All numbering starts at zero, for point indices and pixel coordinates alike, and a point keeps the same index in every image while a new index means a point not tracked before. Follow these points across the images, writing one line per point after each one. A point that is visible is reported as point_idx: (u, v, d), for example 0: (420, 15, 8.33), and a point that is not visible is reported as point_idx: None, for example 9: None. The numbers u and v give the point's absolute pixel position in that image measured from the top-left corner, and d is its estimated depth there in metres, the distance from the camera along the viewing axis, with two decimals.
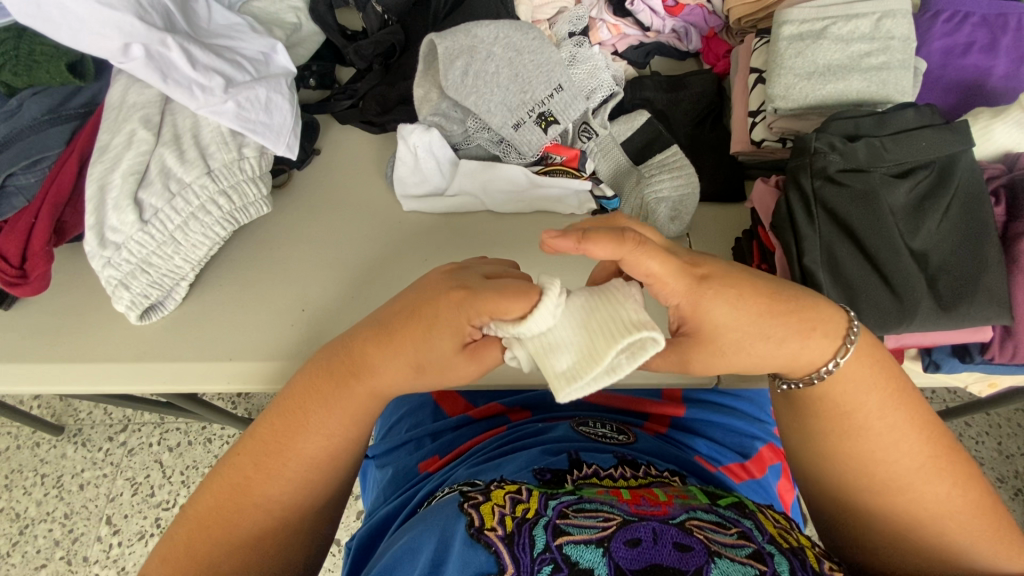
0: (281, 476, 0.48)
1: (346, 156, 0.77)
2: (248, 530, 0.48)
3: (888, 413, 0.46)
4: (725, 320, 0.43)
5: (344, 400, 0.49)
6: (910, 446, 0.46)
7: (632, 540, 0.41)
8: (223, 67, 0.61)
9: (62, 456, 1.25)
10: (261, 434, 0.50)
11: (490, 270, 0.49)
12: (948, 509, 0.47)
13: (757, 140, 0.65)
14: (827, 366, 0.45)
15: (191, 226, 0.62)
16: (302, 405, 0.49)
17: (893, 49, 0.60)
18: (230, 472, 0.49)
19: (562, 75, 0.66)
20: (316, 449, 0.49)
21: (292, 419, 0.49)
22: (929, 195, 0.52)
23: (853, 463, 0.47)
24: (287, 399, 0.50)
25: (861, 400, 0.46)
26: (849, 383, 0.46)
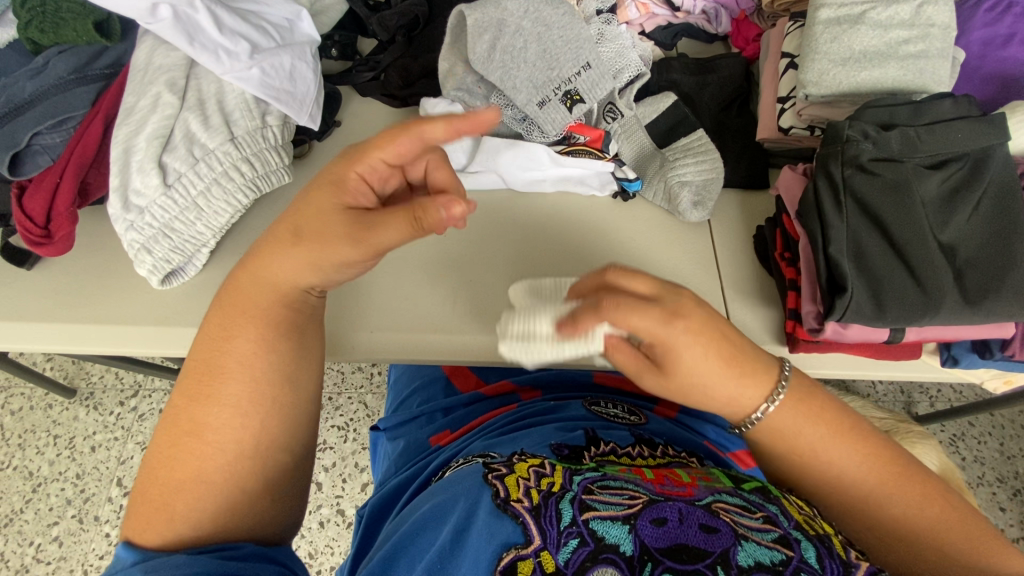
0: (216, 399, 0.48)
1: (367, 129, 0.77)
2: (197, 463, 0.47)
3: (836, 445, 0.48)
4: (693, 360, 0.45)
5: (253, 315, 0.50)
6: (868, 473, 0.47)
7: (658, 519, 0.41)
8: (249, 32, 0.61)
9: (74, 418, 1.27)
10: (187, 371, 0.50)
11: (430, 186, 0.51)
12: (915, 524, 0.46)
13: (784, 127, 0.65)
14: (755, 415, 0.48)
15: (214, 192, 0.61)
16: (221, 330, 0.50)
17: (932, 36, 0.58)
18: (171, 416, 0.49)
19: (590, 52, 0.65)
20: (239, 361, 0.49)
21: (212, 346, 0.50)
22: (961, 187, 0.51)
23: (815, 488, 0.49)
24: (202, 333, 0.51)
25: (804, 433, 0.48)
26: (787, 421, 0.48)
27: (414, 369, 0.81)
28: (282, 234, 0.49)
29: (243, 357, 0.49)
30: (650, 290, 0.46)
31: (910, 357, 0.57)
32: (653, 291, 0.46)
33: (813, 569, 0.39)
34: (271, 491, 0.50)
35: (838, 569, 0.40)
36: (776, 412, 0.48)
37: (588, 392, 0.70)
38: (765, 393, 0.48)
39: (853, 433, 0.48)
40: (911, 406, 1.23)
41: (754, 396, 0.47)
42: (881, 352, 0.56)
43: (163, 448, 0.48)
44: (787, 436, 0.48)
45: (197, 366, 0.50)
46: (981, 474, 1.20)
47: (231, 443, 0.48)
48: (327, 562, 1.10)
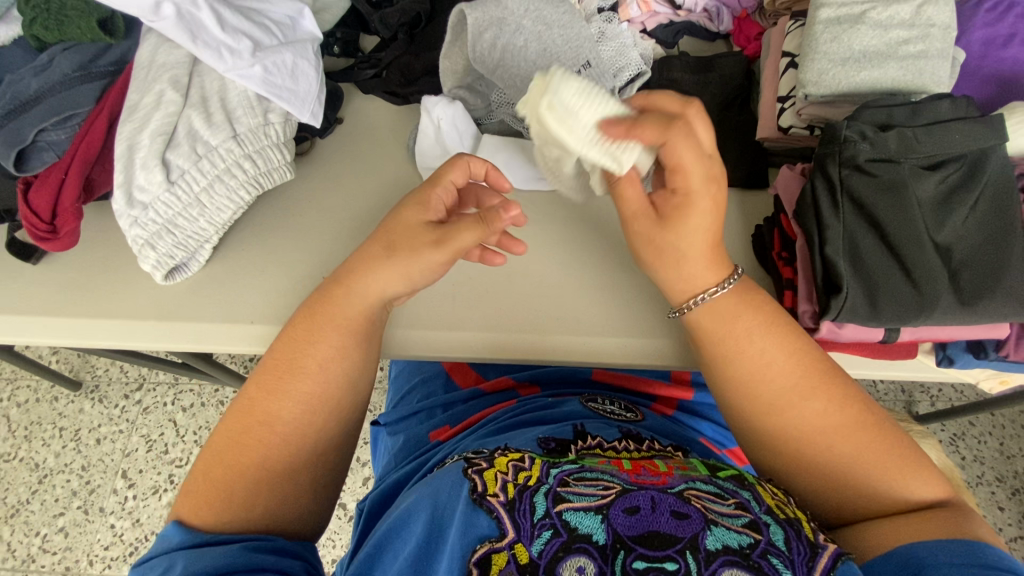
0: (288, 394, 0.52)
1: (367, 126, 0.77)
2: (261, 455, 0.50)
3: (765, 340, 0.51)
4: (692, 232, 0.51)
5: (341, 322, 0.54)
6: (791, 370, 0.50)
7: (630, 508, 0.42)
8: (251, 30, 0.61)
9: (80, 411, 1.29)
10: (267, 363, 0.53)
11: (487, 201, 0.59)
12: (822, 427, 0.49)
13: (784, 127, 0.65)
14: (699, 297, 0.52)
15: (217, 189, 0.62)
16: (302, 332, 0.54)
17: (932, 37, 0.58)
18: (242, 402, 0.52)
19: (591, 50, 0.65)
20: (320, 364, 0.53)
21: (294, 345, 0.54)
22: (957, 189, 0.51)
23: (740, 388, 0.51)
24: (285, 333, 0.55)
25: (739, 324, 0.51)
26: (725, 307, 0.52)
27: (415, 365, 0.82)
28: (376, 247, 0.55)
29: (325, 360, 0.53)
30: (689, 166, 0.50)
31: (905, 357, 0.57)
32: (692, 165, 0.50)
33: (779, 552, 0.40)
34: (311, 483, 0.53)
35: (804, 551, 0.41)
36: (722, 296, 0.52)
37: (586, 390, 0.70)
38: (722, 274, 0.52)
39: (785, 333, 0.51)
40: (911, 405, 1.23)
41: (707, 276, 0.52)
42: (877, 351, 0.57)
43: (226, 434, 0.51)
44: (718, 327, 0.52)
45: (278, 357, 0.53)
46: (980, 474, 1.20)
47: (297, 440, 0.52)
48: (330, 554, 1.11)
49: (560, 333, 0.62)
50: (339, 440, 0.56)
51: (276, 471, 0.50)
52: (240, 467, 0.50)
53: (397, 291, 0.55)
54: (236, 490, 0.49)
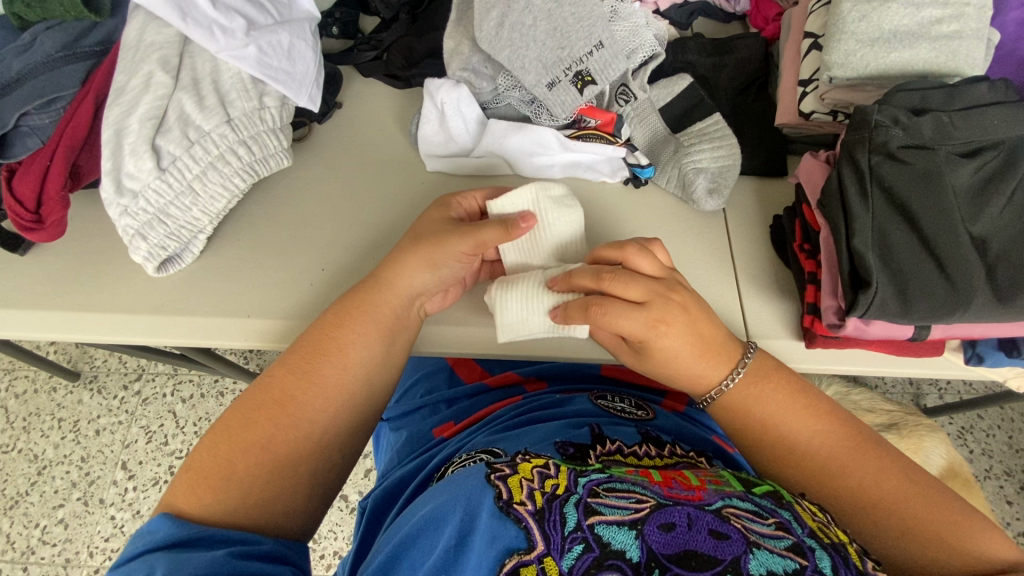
0: (315, 384, 0.52)
1: (368, 111, 0.74)
2: (280, 440, 0.50)
3: (791, 417, 0.53)
4: (671, 347, 0.53)
5: (375, 317, 0.55)
6: (821, 443, 0.52)
7: (666, 524, 0.40)
8: (244, 7, 0.58)
9: (78, 402, 1.27)
10: (302, 350, 0.54)
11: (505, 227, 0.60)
12: (873, 493, 0.49)
13: (805, 112, 0.61)
14: (723, 384, 0.54)
15: (210, 176, 0.59)
16: (340, 325, 0.55)
17: (967, 16, 0.55)
18: (272, 382, 0.52)
19: (604, 29, 0.61)
20: (353, 360, 0.54)
21: (329, 337, 0.54)
22: (995, 177, 0.48)
23: (781, 463, 0.53)
24: (321, 324, 0.55)
25: (766, 406, 0.53)
26: (747, 391, 0.54)
27: (418, 359, 0.80)
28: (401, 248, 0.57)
29: (356, 364, 0.54)
30: (640, 296, 0.52)
31: (932, 354, 0.55)
32: (643, 297, 0.52)
33: None
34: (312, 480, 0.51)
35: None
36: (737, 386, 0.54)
37: (596, 385, 0.68)
38: (726, 368, 0.54)
39: (810, 408, 0.53)
40: (920, 398, 1.21)
41: (718, 371, 0.54)
42: (903, 348, 0.54)
43: (247, 411, 0.51)
44: (747, 408, 0.54)
45: (309, 347, 0.54)
46: (988, 467, 1.19)
47: (323, 433, 0.52)
48: (331, 547, 1.10)
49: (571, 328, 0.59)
50: (350, 428, 0.54)
51: (291, 458, 0.50)
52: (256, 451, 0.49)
53: (427, 284, 0.56)
54: (255, 470, 0.48)
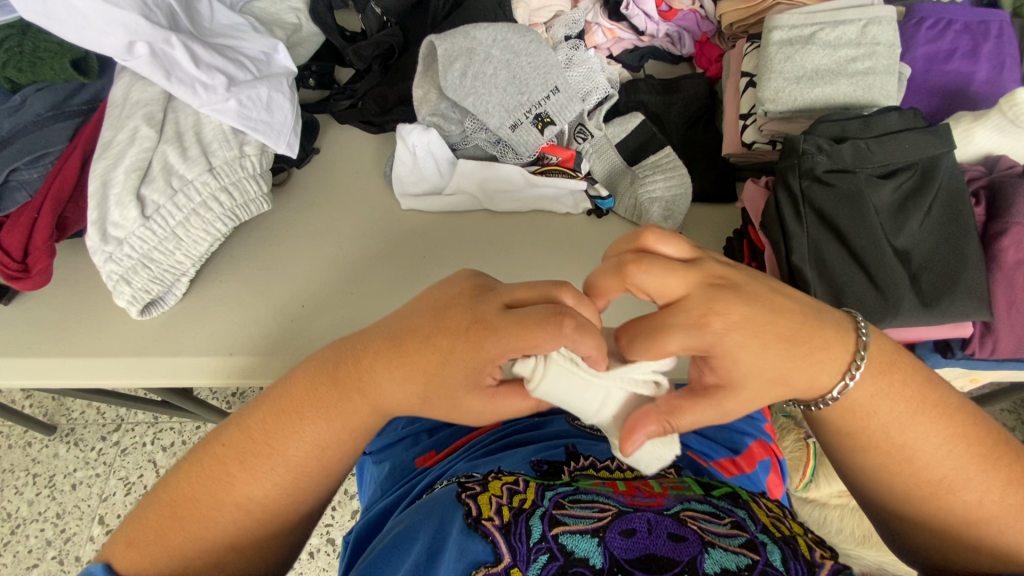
0: (258, 472, 0.42)
1: (344, 156, 0.78)
2: (215, 532, 0.42)
3: (917, 429, 0.40)
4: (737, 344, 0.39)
5: (346, 410, 0.43)
6: (949, 457, 0.40)
7: (627, 530, 0.42)
8: (224, 65, 0.62)
9: (55, 456, 1.25)
10: (247, 433, 0.43)
11: (516, 292, 0.43)
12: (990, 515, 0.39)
13: (747, 142, 0.67)
14: (833, 391, 0.41)
15: (193, 222, 0.63)
16: (296, 403, 0.43)
17: (878, 54, 0.61)
18: (212, 457, 0.43)
19: (559, 76, 0.69)
20: (301, 454, 0.43)
21: (281, 420, 0.43)
22: (912, 195, 0.54)
23: (893, 486, 0.42)
24: (276, 399, 0.44)
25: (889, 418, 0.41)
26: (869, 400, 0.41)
27: None
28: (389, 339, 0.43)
29: (318, 448, 0.43)
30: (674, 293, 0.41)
31: None
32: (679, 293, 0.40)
33: (778, 572, 0.40)
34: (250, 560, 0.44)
35: (804, 570, 0.41)
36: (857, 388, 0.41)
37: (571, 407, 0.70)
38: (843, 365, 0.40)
39: (942, 413, 0.41)
40: None
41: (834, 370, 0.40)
42: None
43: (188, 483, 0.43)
44: (865, 414, 0.41)
45: (254, 426, 0.43)
46: None
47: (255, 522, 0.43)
48: None
49: None
50: None
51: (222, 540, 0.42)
52: (179, 543, 0.41)
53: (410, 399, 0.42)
54: (186, 550, 0.41)
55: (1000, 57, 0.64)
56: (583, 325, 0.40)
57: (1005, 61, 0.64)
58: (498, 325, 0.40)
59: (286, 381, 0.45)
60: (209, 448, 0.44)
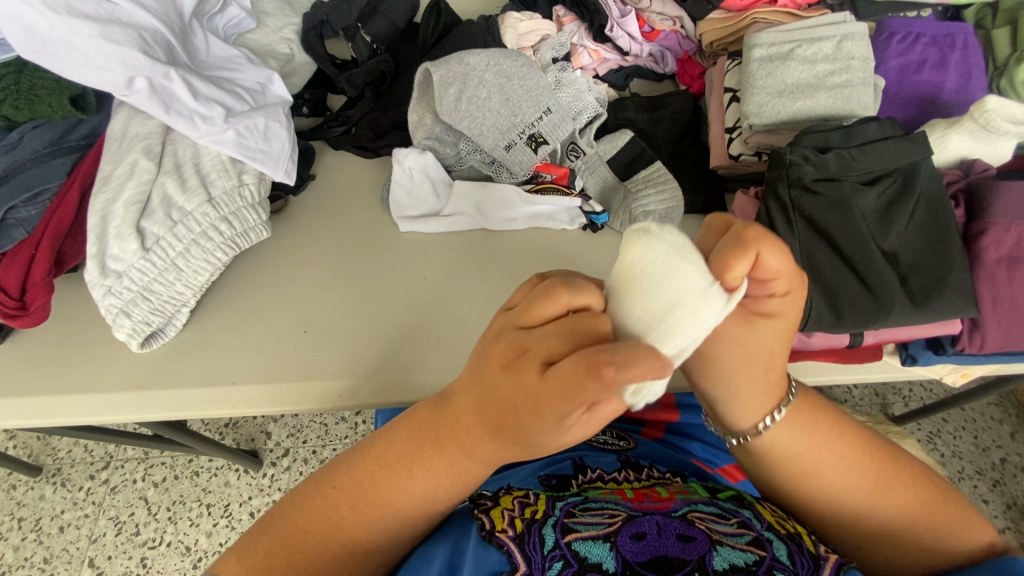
0: (366, 519, 0.44)
1: (340, 181, 0.79)
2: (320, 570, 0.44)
3: (833, 445, 0.44)
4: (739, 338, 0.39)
5: (444, 468, 0.43)
6: (854, 468, 0.44)
7: (637, 534, 0.44)
8: (222, 97, 0.63)
9: (40, 498, 1.21)
10: (354, 484, 0.45)
11: (546, 343, 0.35)
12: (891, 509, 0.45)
13: (735, 154, 0.69)
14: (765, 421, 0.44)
15: (193, 252, 0.63)
16: (403, 458, 0.44)
17: (854, 67, 0.64)
18: (321, 503, 0.45)
19: (550, 98, 0.71)
20: (409, 503, 0.44)
21: (389, 472, 0.44)
22: (895, 201, 0.56)
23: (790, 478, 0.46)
24: (384, 451, 0.45)
25: (810, 440, 0.44)
26: (795, 429, 0.44)
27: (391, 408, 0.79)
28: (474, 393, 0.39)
29: (419, 501, 0.44)
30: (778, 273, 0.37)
31: (873, 359, 0.60)
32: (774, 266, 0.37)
33: (784, 567, 0.42)
34: None
35: (809, 564, 0.43)
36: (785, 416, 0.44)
37: None
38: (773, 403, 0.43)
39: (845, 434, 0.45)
40: (886, 407, 1.27)
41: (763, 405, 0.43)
42: (846, 356, 0.59)
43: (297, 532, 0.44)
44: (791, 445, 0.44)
45: (364, 479, 0.45)
46: (961, 469, 1.23)
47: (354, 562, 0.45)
48: None
49: None
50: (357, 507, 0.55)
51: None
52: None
53: (488, 451, 0.41)
54: None
55: (966, 67, 0.68)
56: (627, 361, 0.30)
57: (971, 70, 0.68)
58: (545, 396, 0.34)
59: (391, 434, 0.46)
60: (320, 489, 0.46)
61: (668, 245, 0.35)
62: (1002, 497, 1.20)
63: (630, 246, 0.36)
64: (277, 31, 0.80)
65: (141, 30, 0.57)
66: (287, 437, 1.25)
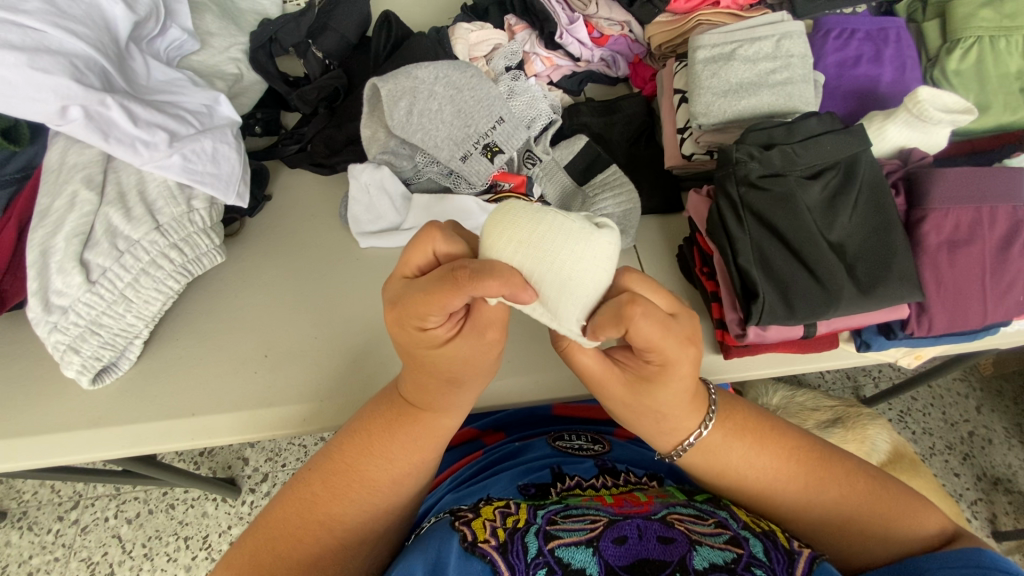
0: (348, 496, 0.48)
1: (297, 200, 0.78)
2: (307, 552, 0.46)
3: (754, 456, 0.50)
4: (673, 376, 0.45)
5: (413, 429, 0.49)
6: (779, 472, 0.50)
7: (618, 537, 0.44)
8: (165, 121, 0.61)
9: (5, 544, 1.15)
10: (330, 465, 0.49)
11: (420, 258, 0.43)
12: (830, 504, 0.50)
13: (687, 154, 0.71)
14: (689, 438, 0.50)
15: (143, 282, 0.61)
16: (372, 430, 0.50)
17: (793, 65, 0.66)
18: (300, 490, 0.49)
19: (502, 107, 0.71)
20: (383, 473, 0.49)
21: (363, 446, 0.49)
22: (838, 192, 0.57)
23: (729, 486, 0.52)
24: (354, 433, 0.50)
25: (731, 453, 0.50)
26: (718, 445, 0.50)
27: None
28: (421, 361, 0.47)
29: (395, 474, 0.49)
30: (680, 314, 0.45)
31: (828, 347, 0.62)
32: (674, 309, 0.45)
33: (762, 562, 0.43)
34: None
35: (784, 559, 0.44)
36: (709, 435, 0.50)
37: (551, 427, 0.72)
38: (700, 416, 0.49)
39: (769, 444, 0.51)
40: (859, 390, 1.31)
41: (688, 422, 0.49)
42: (805, 346, 0.61)
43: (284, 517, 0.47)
44: (721, 454, 0.50)
45: (341, 458, 0.49)
46: (932, 445, 1.26)
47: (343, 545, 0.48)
48: None
49: (510, 375, 0.64)
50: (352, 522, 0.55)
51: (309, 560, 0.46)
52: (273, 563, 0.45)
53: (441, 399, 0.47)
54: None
55: (900, 60, 0.70)
56: (480, 269, 0.38)
57: (905, 63, 0.71)
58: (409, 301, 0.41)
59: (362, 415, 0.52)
60: (300, 479, 0.50)
61: (576, 253, 0.41)
62: (973, 470, 1.24)
63: (569, 223, 0.42)
64: (224, 51, 0.79)
65: (72, 57, 0.55)
66: (265, 461, 1.22)
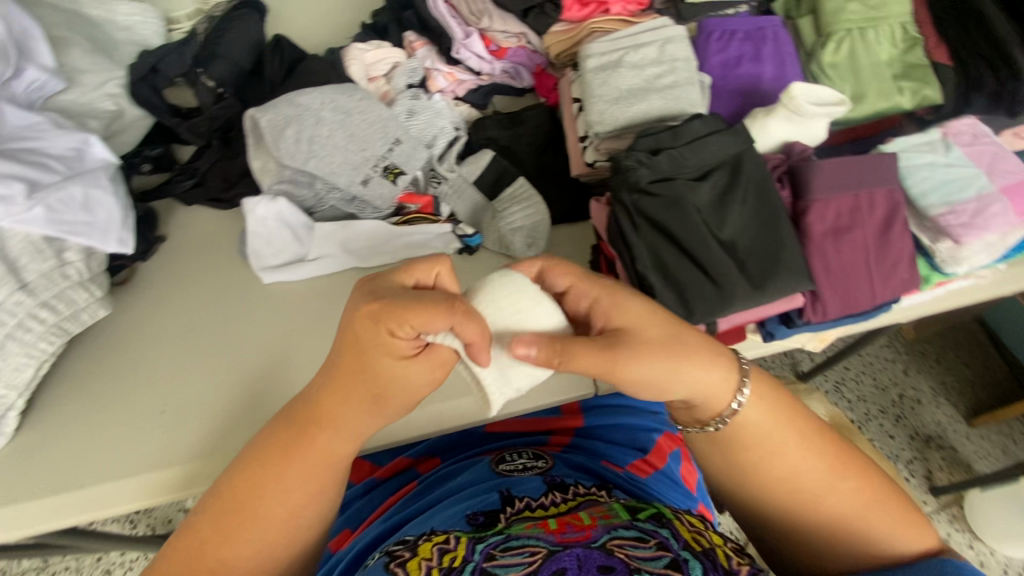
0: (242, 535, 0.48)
1: (195, 239, 0.74)
2: None
3: (795, 450, 0.53)
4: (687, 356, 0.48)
5: (309, 455, 0.48)
6: (812, 468, 0.53)
7: (558, 569, 0.44)
8: (22, 170, 0.56)
9: None
10: (218, 504, 0.48)
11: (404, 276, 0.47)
12: (845, 507, 0.53)
13: (590, 162, 0.70)
14: (731, 409, 0.51)
15: (11, 347, 0.56)
16: (267, 459, 0.48)
17: (678, 69, 0.68)
18: (191, 532, 0.48)
19: (397, 129, 0.70)
20: (278, 510, 0.48)
21: (257, 480, 0.48)
22: (726, 192, 0.59)
23: (759, 475, 0.54)
24: (246, 464, 0.49)
25: (771, 442, 0.52)
26: (758, 433, 0.52)
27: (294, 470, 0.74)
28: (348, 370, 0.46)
29: (291, 507, 0.49)
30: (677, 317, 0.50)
31: (739, 340, 0.62)
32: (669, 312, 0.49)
33: None
34: None
35: None
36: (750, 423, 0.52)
37: (487, 444, 0.72)
38: (738, 396, 0.51)
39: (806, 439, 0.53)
40: (797, 365, 1.36)
41: (726, 394, 0.50)
42: (715, 342, 0.62)
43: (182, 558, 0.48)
44: (758, 441, 0.52)
45: (232, 496, 0.48)
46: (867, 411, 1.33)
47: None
48: None
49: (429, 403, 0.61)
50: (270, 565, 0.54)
51: None
52: None
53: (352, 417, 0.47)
54: None
55: (779, 56, 0.73)
56: (470, 311, 0.43)
57: (784, 59, 0.74)
58: (386, 306, 0.44)
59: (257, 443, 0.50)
60: (190, 523, 0.49)
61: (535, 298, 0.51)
62: (905, 430, 1.31)
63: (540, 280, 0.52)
64: (98, 87, 0.73)
65: None
66: None
